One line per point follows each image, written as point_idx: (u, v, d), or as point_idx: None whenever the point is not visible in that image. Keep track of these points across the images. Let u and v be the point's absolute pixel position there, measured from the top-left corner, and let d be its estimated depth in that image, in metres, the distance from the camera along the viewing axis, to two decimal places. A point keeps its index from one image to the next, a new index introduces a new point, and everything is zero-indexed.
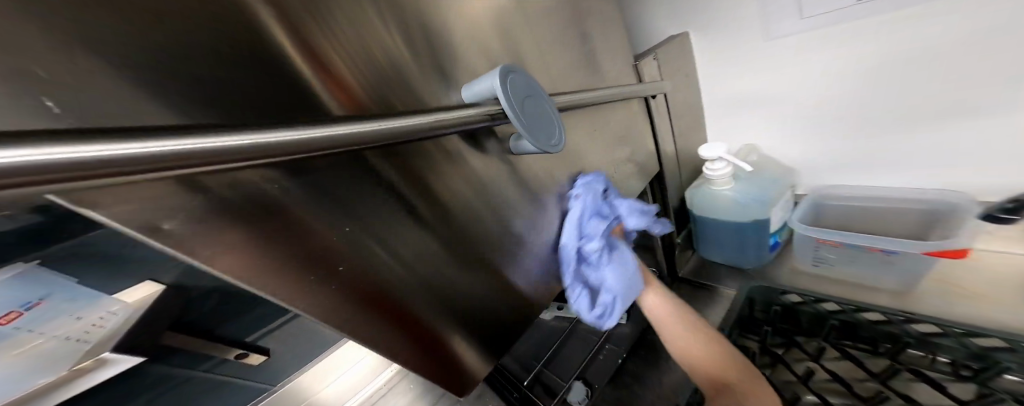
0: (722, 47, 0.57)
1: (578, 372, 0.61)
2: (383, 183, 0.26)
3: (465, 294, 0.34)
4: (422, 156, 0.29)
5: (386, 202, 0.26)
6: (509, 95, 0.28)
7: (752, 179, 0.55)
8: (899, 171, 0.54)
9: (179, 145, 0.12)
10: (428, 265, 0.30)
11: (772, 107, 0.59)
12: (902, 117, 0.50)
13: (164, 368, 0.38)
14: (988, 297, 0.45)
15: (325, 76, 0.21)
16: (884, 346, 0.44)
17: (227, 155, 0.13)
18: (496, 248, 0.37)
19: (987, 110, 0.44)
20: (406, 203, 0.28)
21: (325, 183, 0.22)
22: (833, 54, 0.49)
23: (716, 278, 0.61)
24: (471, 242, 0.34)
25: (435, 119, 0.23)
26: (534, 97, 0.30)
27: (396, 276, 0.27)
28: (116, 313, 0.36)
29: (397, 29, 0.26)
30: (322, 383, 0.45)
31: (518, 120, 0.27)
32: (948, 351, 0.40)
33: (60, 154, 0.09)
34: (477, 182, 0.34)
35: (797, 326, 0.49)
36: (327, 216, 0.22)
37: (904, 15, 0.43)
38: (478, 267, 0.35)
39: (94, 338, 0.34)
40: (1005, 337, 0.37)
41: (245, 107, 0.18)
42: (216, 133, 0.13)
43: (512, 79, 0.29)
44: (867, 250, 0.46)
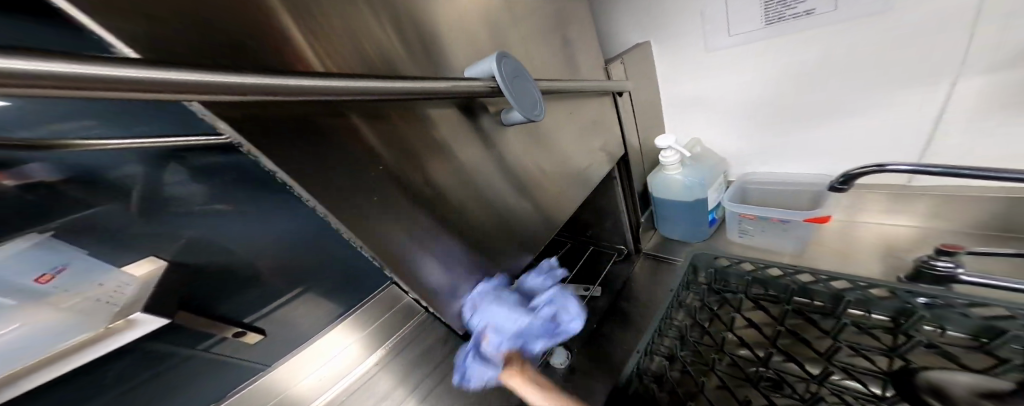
0: (675, 54, 0.67)
1: (560, 339, 0.66)
2: (371, 147, 0.29)
3: (452, 253, 0.39)
4: (403, 127, 0.32)
5: (369, 161, 0.29)
6: (506, 76, 0.30)
7: (696, 166, 0.67)
8: (802, 161, 0.66)
9: (158, 75, 0.12)
10: (421, 222, 0.34)
11: (713, 106, 0.70)
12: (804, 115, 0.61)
13: (158, 346, 0.35)
14: (857, 256, 0.57)
15: (307, 36, 0.25)
16: (778, 295, 0.55)
17: (195, 89, 0.14)
18: (477, 215, 0.41)
19: (856, 112, 0.56)
20: (399, 165, 0.32)
21: (302, 134, 0.24)
22: (755, 62, 0.60)
23: (671, 250, 0.75)
24: (457, 208, 0.38)
25: (409, 87, 0.26)
26: (523, 80, 0.33)
27: (397, 230, 0.32)
28: (130, 282, 0.36)
29: (391, 26, 0.31)
30: (297, 377, 0.37)
31: (509, 93, 0.31)
32: (819, 295, 0.51)
33: (88, 71, 0.10)
34: (467, 164, 0.39)
35: (724, 284, 0.59)
36: (325, 173, 0.26)
37: (805, 34, 0.54)
38: (463, 232, 0.40)
39: (117, 302, 0.34)
40: (849, 278, 0.48)
41: (223, 38, 0.20)
42: (181, 69, 0.13)
43: (506, 63, 0.31)
44: (771, 220, 0.60)
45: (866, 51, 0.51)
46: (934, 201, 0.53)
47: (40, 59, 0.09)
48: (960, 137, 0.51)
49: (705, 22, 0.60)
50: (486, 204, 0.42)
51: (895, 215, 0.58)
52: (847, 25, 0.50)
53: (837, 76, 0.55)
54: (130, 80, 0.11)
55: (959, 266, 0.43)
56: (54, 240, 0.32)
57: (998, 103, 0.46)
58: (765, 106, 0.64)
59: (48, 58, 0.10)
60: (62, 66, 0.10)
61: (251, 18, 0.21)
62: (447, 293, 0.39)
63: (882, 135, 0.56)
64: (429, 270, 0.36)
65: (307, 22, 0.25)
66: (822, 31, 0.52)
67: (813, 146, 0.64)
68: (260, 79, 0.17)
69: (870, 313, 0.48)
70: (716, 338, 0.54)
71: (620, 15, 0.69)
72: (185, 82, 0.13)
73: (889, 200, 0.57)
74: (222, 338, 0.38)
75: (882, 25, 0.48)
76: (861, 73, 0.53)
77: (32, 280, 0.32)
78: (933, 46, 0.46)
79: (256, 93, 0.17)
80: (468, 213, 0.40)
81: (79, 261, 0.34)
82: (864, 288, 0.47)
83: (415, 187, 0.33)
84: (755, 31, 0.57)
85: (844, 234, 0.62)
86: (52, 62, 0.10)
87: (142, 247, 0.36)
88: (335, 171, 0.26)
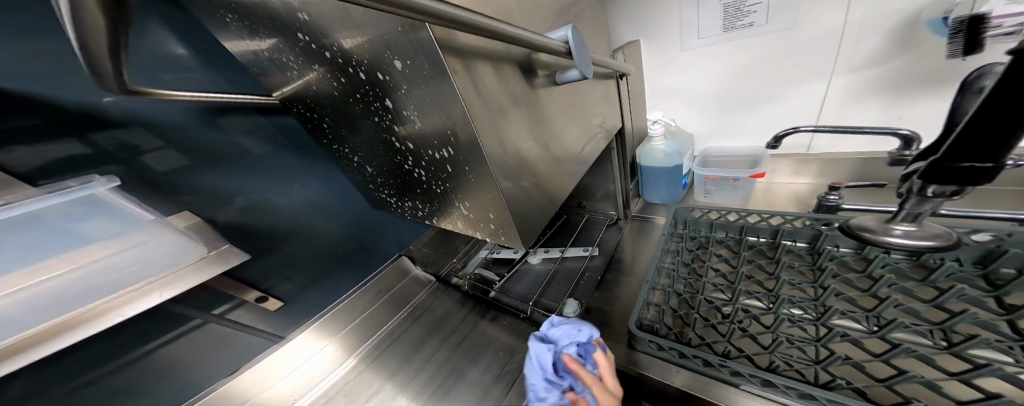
0: (657, 52, 0.85)
1: (571, 293, 0.78)
2: (474, 66, 0.32)
3: (520, 182, 0.44)
4: (501, 63, 0.38)
5: (478, 84, 0.33)
6: (576, 42, 0.39)
7: (675, 138, 0.85)
8: (744, 138, 0.87)
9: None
10: (505, 148, 0.39)
11: (685, 94, 0.88)
12: (746, 102, 0.82)
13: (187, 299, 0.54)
14: (776, 205, 0.79)
15: None
16: (735, 235, 0.72)
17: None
18: (532, 156, 0.48)
19: (777, 100, 0.78)
20: (497, 97, 0.37)
21: (417, 63, 0.29)
22: (713, 59, 0.79)
23: (651, 211, 0.92)
24: (525, 144, 0.45)
25: (499, 28, 0.30)
26: (584, 46, 0.42)
27: (502, 157, 0.38)
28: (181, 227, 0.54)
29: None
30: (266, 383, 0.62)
31: (578, 57, 0.40)
32: (763, 232, 0.69)
33: None
34: (529, 114, 0.46)
35: (697, 232, 0.76)
36: (466, 90, 0.31)
37: (750, 40, 0.73)
38: (527, 167, 0.45)
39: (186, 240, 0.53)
40: (781, 214, 0.67)
41: None
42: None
43: (576, 33, 0.40)
44: (727, 179, 0.80)
45: (782, 56, 0.72)
46: (822, 161, 0.77)
47: None
48: (838, 118, 0.74)
49: (680, 26, 0.78)
50: (537, 151, 0.51)
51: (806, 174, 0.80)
52: (772, 35, 0.70)
53: (766, 73, 0.75)
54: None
55: (842, 196, 0.65)
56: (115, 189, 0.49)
57: (865, 90, 0.68)
58: (724, 94, 0.83)
59: None
60: None
61: None
62: (518, 216, 0.43)
63: (793, 118, 0.78)
64: (508, 190, 0.40)
65: None
66: (754, 40, 0.72)
67: (753, 126, 0.84)
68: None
69: (796, 241, 0.66)
70: (701, 274, 0.67)
71: (618, 16, 0.85)
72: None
73: (794, 164, 0.80)
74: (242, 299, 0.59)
75: (788, 38, 0.69)
76: (781, 71, 0.73)
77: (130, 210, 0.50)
78: (823, 52, 0.68)
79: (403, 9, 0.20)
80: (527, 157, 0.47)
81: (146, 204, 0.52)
82: (790, 220, 0.67)
83: (503, 118, 0.39)
84: (715, 35, 0.75)
85: (767, 190, 0.84)
86: None
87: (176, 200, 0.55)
88: (479, 96, 0.33)
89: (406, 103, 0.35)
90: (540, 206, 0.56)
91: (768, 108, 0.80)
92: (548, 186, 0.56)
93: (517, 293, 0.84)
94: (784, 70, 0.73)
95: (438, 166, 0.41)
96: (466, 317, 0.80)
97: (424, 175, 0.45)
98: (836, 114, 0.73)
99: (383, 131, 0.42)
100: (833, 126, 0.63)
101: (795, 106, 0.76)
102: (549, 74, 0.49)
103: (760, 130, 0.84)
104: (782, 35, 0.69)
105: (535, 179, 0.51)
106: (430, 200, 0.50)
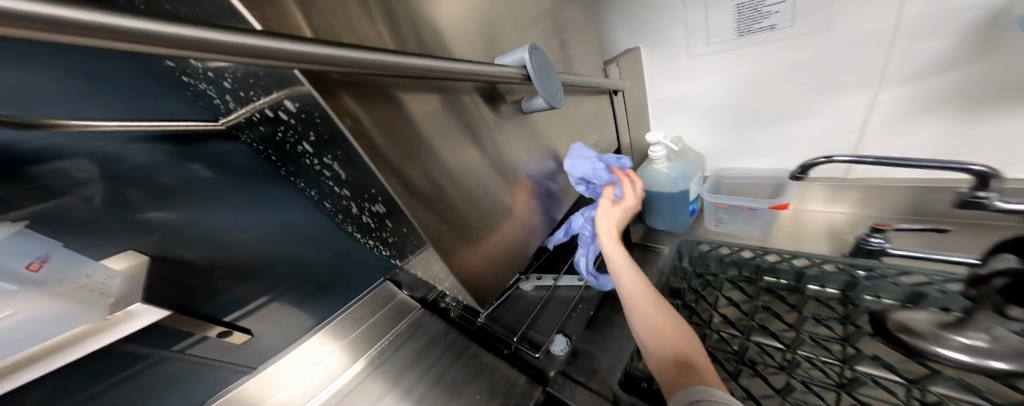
0: (661, 58, 0.76)
1: (559, 327, 0.75)
2: (380, 102, 0.29)
3: (466, 228, 0.40)
4: (429, 96, 0.33)
5: (385, 129, 0.29)
6: (532, 65, 0.33)
7: (679, 159, 0.75)
8: (766, 156, 0.76)
9: (214, 35, 0.15)
10: (437, 198, 0.35)
11: (695, 108, 0.79)
12: (766, 117, 0.71)
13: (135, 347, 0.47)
14: (805, 240, 0.69)
15: (309, 16, 0.26)
16: (750, 274, 0.63)
17: (237, 50, 0.16)
18: (486, 196, 0.43)
19: (801, 116, 0.67)
20: (419, 140, 0.33)
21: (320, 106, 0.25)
22: (723, 66, 0.69)
23: (654, 239, 0.83)
24: (473, 186, 0.40)
25: (431, 65, 0.28)
26: (547, 70, 0.35)
27: (432, 203, 0.34)
28: (112, 277, 0.44)
29: (403, 10, 0.33)
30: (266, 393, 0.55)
31: (540, 87, 0.33)
32: (784, 273, 0.61)
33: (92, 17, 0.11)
34: (483, 155, 0.41)
35: (703, 268, 0.68)
36: (363, 135, 0.27)
37: (760, 44, 0.63)
38: (476, 208, 0.41)
39: (110, 293, 0.44)
40: (806, 256, 0.58)
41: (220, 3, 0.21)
42: (220, 29, 0.16)
43: (534, 55, 0.33)
44: (743, 210, 0.71)
45: (805, 62, 0.61)
46: (861, 189, 0.65)
47: (74, 11, 0.11)
48: (884, 135, 0.62)
49: (687, 30, 0.68)
50: (500, 184, 0.46)
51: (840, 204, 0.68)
52: (792, 33, 0.59)
53: (784, 81, 0.64)
54: (178, 37, 0.14)
55: (888, 241, 0.54)
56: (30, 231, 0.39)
57: (917, 101, 0.56)
58: (736, 107, 0.73)
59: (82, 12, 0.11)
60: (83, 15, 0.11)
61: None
62: (466, 266, 0.40)
63: (821, 133, 0.67)
64: (444, 244, 0.36)
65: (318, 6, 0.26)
66: (771, 45, 0.62)
67: (770, 144, 0.74)
68: (298, 45, 0.19)
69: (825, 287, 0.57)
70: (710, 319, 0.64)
71: (613, 22, 0.78)
72: (227, 42, 0.16)
73: (829, 191, 0.68)
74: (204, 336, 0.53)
75: (806, 46, 0.59)
76: (808, 80, 0.62)
77: (24, 266, 0.38)
78: (863, 57, 0.56)
79: (294, 58, 0.19)
80: (489, 194, 0.43)
81: (62, 252, 0.41)
82: (819, 263, 0.57)
83: (433, 158, 0.34)
84: (728, 39, 0.65)
85: (795, 220, 0.73)
86: (76, 13, 0.11)
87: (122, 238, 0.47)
88: (381, 135, 0.29)
89: (325, 151, 0.30)
90: (517, 249, 0.51)
91: (792, 127, 0.69)
92: (519, 220, 0.51)
93: (504, 323, 0.80)
94: (812, 81, 0.62)
95: (380, 218, 0.36)
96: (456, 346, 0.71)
97: (373, 222, 0.40)
98: (881, 134, 0.62)
99: (319, 176, 0.37)
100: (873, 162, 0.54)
101: (825, 123, 0.65)
102: (515, 100, 0.44)
103: (776, 149, 0.74)
104: (810, 38, 0.58)
105: (502, 212, 0.46)
106: (388, 246, 0.45)
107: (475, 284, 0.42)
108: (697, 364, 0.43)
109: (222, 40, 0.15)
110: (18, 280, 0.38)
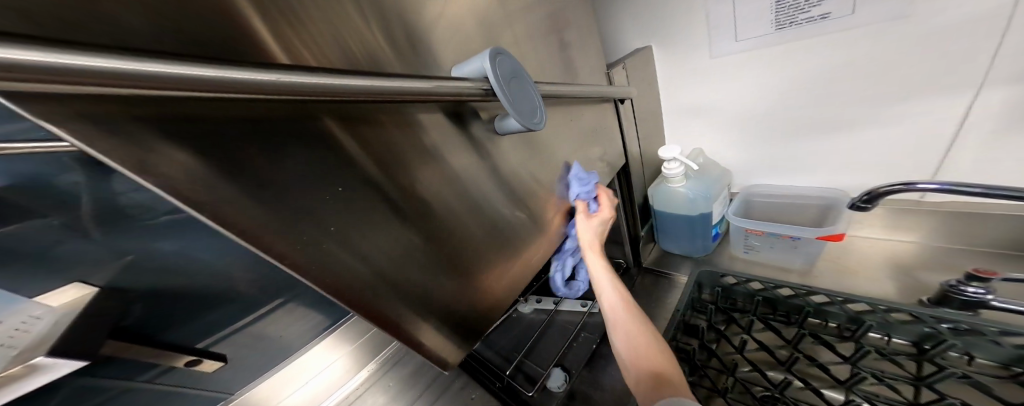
0: (677, 57, 0.74)
1: (556, 360, 0.67)
2: (328, 138, 0.27)
3: (424, 269, 0.37)
4: (385, 128, 0.31)
5: (337, 165, 0.28)
6: (498, 76, 0.30)
7: (699, 178, 0.72)
8: (810, 173, 0.75)
9: (77, 62, 0.12)
10: (392, 242, 0.33)
11: (716, 115, 0.78)
12: (825, 126, 0.68)
13: (94, 382, 0.41)
14: (862, 274, 0.68)
15: (280, 37, 0.23)
16: (795, 315, 0.62)
17: (116, 78, 0.13)
18: (459, 226, 0.41)
19: (867, 125, 0.64)
20: (373, 179, 0.31)
21: (276, 142, 0.24)
22: (761, 71, 0.67)
23: (670, 264, 0.81)
24: (442, 220, 0.39)
25: (424, 87, 0.26)
26: (518, 79, 0.32)
27: (375, 241, 0.32)
28: (40, 317, 0.37)
29: (374, 21, 0.30)
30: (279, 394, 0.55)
31: (506, 99, 0.30)
32: (835, 317, 0.59)
33: (37, 57, 0.11)
34: (452, 179, 0.39)
35: (729, 302, 0.67)
36: (293, 174, 0.25)
37: (826, 39, 0.59)
38: (441, 244, 0.39)
39: (17, 344, 0.35)
40: (870, 302, 0.56)
41: (174, 34, 0.18)
42: (85, 52, 0.12)
43: (501, 61, 0.31)
44: (780, 237, 0.69)
45: (873, 57, 0.57)
46: (939, 216, 0.64)
47: (6, 47, 0.10)
48: (978, 151, 0.57)
49: (709, 27, 0.66)
50: (479, 216, 0.43)
51: (883, 228, 0.71)
52: (861, 37, 0.56)
53: (860, 81, 0.60)
54: (28, 65, 0.10)
55: (990, 293, 0.51)
56: None
57: None
58: (769, 114, 0.72)
59: (23, 48, 0.11)
60: (28, 55, 0.11)
61: (216, 15, 0.20)
62: (418, 309, 0.38)
63: (902, 143, 0.63)
64: (393, 288, 0.34)
65: (282, 23, 0.23)
66: (841, 38, 0.58)
67: (835, 156, 0.71)
68: (215, 71, 0.16)
69: (888, 336, 0.56)
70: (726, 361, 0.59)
71: (623, 17, 0.75)
72: (95, 69, 0.12)
73: (889, 216, 0.69)
74: (171, 366, 0.45)
75: (876, 41, 0.55)
76: (878, 75, 0.58)
77: None
78: (955, 48, 0.51)
79: (200, 86, 0.15)
80: (455, 229, 0.40)
81: None
82: (885, 311, 0.55)
83: (391, 198, 0.33)
84: (765, 34, 0.62)
85: (840, 250, 0.74)
86: (17, 50, 0.10)
87: (73, 271, 0.38)
88: (318, 175, 0.27)
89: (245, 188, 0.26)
90: (495, 282, 0.48)
91: (843, 136, 0.67)
92: (505, 254, 0.49)
93: (499, 349, 0.73)
94: (873, 86, 0.60)
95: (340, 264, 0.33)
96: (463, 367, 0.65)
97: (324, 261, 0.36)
98: (978, 154, 0.58)
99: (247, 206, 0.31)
100: (956, 189, 0.46)
101: (886, 135, 0.64)
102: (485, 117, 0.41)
103: (837, 164, 0.71)
104: (879, 28, 0.54)
105: (474, 248, 0.44)
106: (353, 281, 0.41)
107: (433, 332, 0.41)
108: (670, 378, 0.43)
109: (89, 67, 0.12)
110: None
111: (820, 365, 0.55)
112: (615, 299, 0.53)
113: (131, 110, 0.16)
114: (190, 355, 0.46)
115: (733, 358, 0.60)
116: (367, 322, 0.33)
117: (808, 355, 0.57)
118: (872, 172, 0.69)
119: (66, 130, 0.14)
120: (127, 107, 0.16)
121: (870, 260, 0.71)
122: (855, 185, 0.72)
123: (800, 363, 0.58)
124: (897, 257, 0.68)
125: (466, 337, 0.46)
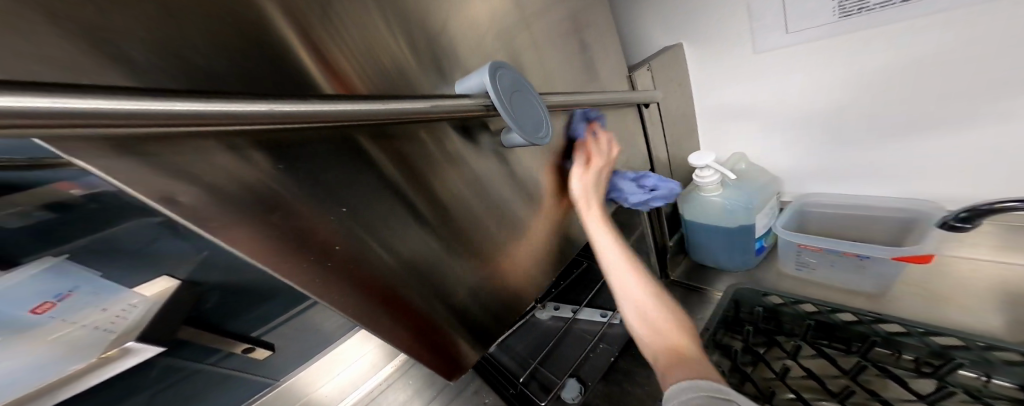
0: (713, 55, 0.68)
1: (571, 370, 0.65)
2: (356, 151, 0.28)
3: (441, 276, 0.38)
4: (406, 142, 0.32)
5: (365, 174, 0.29)
6: (499, 90, 0.29)
7: (738, 187, 0.65)
8: (882, 179, 0.64)
9: (143, 105, 0.14)
10: (408, 254, 0.34)
11: (763, 116, 0.69)
12: (909, 124, 0.57)
13: (172, 360, 0.49)
14: (957, 303, 0.56)
15: (313, 55, 0.25)
16: (860, 345, 0.53)
17: (175, 117, 0.15)
18: (478, 232, 0.41)
19: (967, 123, 0.52)
20: (396, 187, 0.32)
21: (309, 152, 0.25)
22: (822, 63, 0.58)
23: (704, 279, 0.74)
24: (461, 229, 0.39)
25: (435, 105, 0.27)
26: (521, 92, 0.32)
27: (390, 252, 0.32)
28: (135, 305, 0.48)
29: (401, 34, 0.31)
30: (318, 384, 0.57)
31: (507, 112, 0.29)
32: (913, 350, 0.50)
33: (77, 105, 0.12)
34: (474, 182, 0.39)
35: (777, 325, 0.59)
36: (321, 183, 0.26)
37: (904, 26, 0.49)
38: (460, 252, 0.39)
39: (116, 327, 0.45)
40: (963, 337, 0.46)
41: (225, 61, 0.21)
42: (107, 94, 0.13)
43: (501, 75, 0.30)
44: (844, 255, 0.59)
45: (973, 41, 0.46)
46: None
47: (48, 97, 0.11)
48: None
49: (752, 20, 0.60)
50: (498, 226, 0.43)
51: (990, 248, 0.57)
52: (955, 18, 0.46)
53: (954, 72, 0.50)
54: (50, 113, 0.11)
55: None
56: (67, 261, 0.44)
57: None
58: (832, 113, 0.62)
59: (62, 96, 0.11)
60: (71, 104, 0.11)
61: (258, 41, 0.22)
62: (428, 319, 0.38)
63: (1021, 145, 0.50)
64: (407, 296, 0.35)
65: (318, 44, 0.26)
66: (925, 20, 0.48)
67: (921, 159, 0.59)
68: (239, 106, 0.17)
69: (989, 378, 0.45)
70: (762, 387, 0.52)
71: (647, 17, 0.71)
72: (108, 111, 0.13)
73: (999, 235, 0.56)
74: (228, 351, 0.53)
75: (972, 25, 0.46)
76: (984, 63, 0.47)
77: (30, 311, 0.41)
78: None
79: (235, 122, 0.17)
80: (474, 238, 0.41)
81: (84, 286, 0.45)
82: (984, 349, 0.45)
83: (412, 206, 0.33)
84: (824, 24, 0.54)
85: (926, 273, 0.62)
86: (59, 99, 0.11)
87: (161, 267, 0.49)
88: (342, 187, 0.27)
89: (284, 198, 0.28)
90: (512, 291, 0.48)
91: (938, 133, 0.55)
92: (523, 264, 0.48)
93: (514, 356, 0.72)
94: (978, 76, 0.48)
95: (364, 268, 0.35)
96: (479, 368, 0.66)
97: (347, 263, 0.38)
98: None
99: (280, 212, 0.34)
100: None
101: (995, 139, 0.52)
102: (495, 131, 0.41)
103: (923, 169, 0.60)
104: (981, 9, 0.44)
105: (493, 258, 0.44)
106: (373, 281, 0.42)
107: (447, 344, 0.41)
108: (687, 353, 0.41)
109: (111, 110, 0.13)
110: (27, 324, 0.41)
111: (883, 399, 0.45)
112: (620, 266, 0.48)
113: (184, 144, 0.19)
114: (246, 343, 0.54)
115: (771, 384, 0.52)
116: (373, 331, 0.32)
117: (868, 389, 0.47)
118: (976, 178, 0.56)
119: (116, 165, 0.16)
120: (180, 141, 0.18)
121: (968, 287, 0.58)
122: (950, 195, 0.60)
123: (856, 397, 0.48)
124: (1012, 287, 0.55)
125: (479, 346, 0.45)
